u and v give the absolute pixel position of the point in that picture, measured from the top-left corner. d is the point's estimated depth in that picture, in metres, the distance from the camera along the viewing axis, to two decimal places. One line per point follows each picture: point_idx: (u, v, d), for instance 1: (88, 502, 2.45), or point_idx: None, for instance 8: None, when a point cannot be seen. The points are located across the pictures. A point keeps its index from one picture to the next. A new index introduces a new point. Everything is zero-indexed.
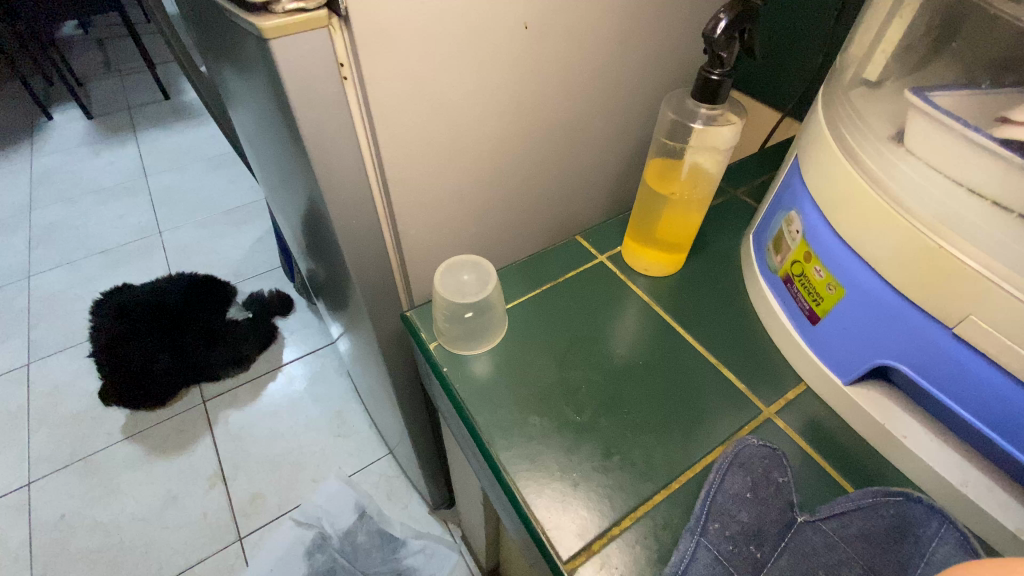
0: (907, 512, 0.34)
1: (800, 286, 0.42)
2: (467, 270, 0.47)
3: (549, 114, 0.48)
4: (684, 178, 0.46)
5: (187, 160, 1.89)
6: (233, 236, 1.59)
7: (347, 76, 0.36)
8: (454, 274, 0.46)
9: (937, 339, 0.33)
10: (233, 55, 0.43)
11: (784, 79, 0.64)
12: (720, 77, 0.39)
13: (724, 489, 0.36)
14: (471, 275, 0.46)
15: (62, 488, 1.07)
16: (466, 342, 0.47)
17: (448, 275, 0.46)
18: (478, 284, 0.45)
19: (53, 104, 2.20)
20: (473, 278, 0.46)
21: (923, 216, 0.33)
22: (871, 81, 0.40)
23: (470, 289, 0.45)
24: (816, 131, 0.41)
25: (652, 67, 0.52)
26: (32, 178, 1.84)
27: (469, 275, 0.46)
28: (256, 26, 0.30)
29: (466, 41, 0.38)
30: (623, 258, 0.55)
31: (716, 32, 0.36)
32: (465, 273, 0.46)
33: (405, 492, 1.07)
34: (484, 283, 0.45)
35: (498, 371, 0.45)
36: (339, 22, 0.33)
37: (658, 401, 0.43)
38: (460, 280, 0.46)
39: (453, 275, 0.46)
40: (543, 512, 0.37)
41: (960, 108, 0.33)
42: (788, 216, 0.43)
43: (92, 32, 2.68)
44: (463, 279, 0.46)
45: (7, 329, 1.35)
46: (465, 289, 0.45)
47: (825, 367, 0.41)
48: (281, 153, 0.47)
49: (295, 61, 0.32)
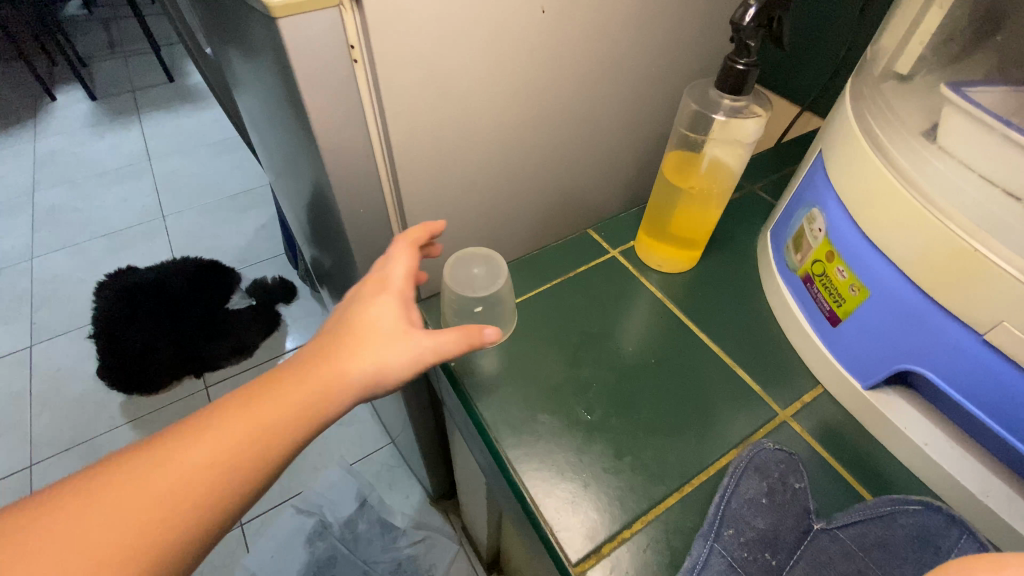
0: (926, 521, 0.33)
1: (820, 286, 0.41)
2: (471, 263, 0.45)
3: (563, 103, 0.47)
4: (703, 172, 0.45)
5: (191, 143, 1.88)
6: (237, 221, 1.58)
7: (357, 58, 0.34)
8: (459, 268, 0.44)
9: (966, 345, 0.32)
10: (240, 35, 0.42)
11: (804, 71, 0.62)
12: (746, 67, 0.37)
13: (739, 494, 0.35)
14: (475, 270, 0.45)
15: (65, 470, 1.07)
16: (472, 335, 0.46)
17: (453, 266, 0.44)
18: (483, 278, 0.44)
19: (57, 85, 2.18)
20: (478, 272, 0.44)
21: (957, 217, 0.31)
22: (902, 74, 0.39)
23: (475, 284, 0.43)
24: (842, 124, 0.40)
25: (671, 57, 0.51)
26: (36, 159, 1.83)
27: (474, 268, 0.45)
28: (263, 5, 0.29)
29: (481, 25, 0.37)
30: (636, 253, 0.53)
31: (744, 20, 0.35)
32: (470, 266, 0.45)
33: (407, 483, 1.08)
34: (489, 278, 0.44)
35: (506, 366, 0.44)
36: (351, 2, 0.32)
37: (671, 399, 0.42)
38: (464, 273, 0.44)
39: (458, 268, 0.44)
40: (551, 512, 0.36)
41: (999, 105, 0.32)
42: (809, 213, 0.42)
43: (96, 12, 2.65)
44: (468, 272, 0.44)
45: (11, 312, 1.35)
46: (470, 283, 0.44)
47: (844, 370, 0.40)
48: (289, 139, 0.45)
49: (302, 42, 0.31)
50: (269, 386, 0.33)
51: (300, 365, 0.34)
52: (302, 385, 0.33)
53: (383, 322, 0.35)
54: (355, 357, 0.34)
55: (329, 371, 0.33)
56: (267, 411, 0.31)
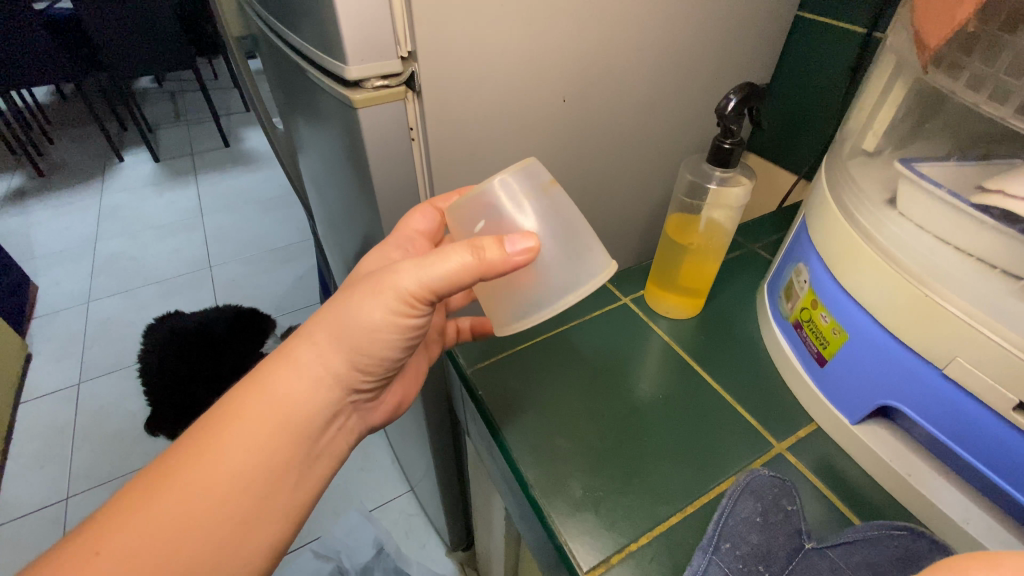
0: (910, 545, 0.36)
1: (808, 330, 0.46)
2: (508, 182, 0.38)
3: (580, 174, 0.55)
4: (702, 231, 0.52)
5: (241, 201, 2.06)
6: (278, 272, 1.71)
7: (415, 137, 0.44)
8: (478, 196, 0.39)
9: (931, 380, 0.37)
10: (316, 118, 0.52)
11: (797, 144, 0.69)
12: (731, 145, 0.45)
13: (736, 512, 0.39)
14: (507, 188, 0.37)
15: (97, 504, 1.11)
16: (491, 360, 0.54)
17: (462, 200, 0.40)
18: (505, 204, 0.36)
19: (125, 149, 2.43)
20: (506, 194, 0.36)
21: (912, 269, 0.37)
22: (869, 151, 0.46)
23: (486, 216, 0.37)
24: (820, 193, 0.47)
25: (674, 135, 0.59)
26: (101, 212, 2.02)
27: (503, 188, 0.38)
28: (348, 97, 0.39)
29: (514, 112, 0.46)
30: (646, 301, 0.60)
31: (727, 109, 0.43)
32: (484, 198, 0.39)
33: (424, 531, 1.09)
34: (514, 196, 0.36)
35: (529, 398, 0.50)
36: (413, 95, 0.41)
37: (620, 432, 0.47)
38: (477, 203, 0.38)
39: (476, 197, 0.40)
40: (566, 525, 0.40)
41: (943, 176, 0.38)
42: (797, 267, 0.48)
43: (166, 87, 3.01)
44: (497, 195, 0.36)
45: (65, 350, 1.46)
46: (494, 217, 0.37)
47: (834, 408, 0.45)
48: (347, 198, 0.54)
49: (375, 124, 0.40)
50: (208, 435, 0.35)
51: (239, 396, 0.37)
52: (242, 419, 0.36)
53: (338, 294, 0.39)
54: (299, 362, 0.38)
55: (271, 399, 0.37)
56: (215, 454, 0.35)
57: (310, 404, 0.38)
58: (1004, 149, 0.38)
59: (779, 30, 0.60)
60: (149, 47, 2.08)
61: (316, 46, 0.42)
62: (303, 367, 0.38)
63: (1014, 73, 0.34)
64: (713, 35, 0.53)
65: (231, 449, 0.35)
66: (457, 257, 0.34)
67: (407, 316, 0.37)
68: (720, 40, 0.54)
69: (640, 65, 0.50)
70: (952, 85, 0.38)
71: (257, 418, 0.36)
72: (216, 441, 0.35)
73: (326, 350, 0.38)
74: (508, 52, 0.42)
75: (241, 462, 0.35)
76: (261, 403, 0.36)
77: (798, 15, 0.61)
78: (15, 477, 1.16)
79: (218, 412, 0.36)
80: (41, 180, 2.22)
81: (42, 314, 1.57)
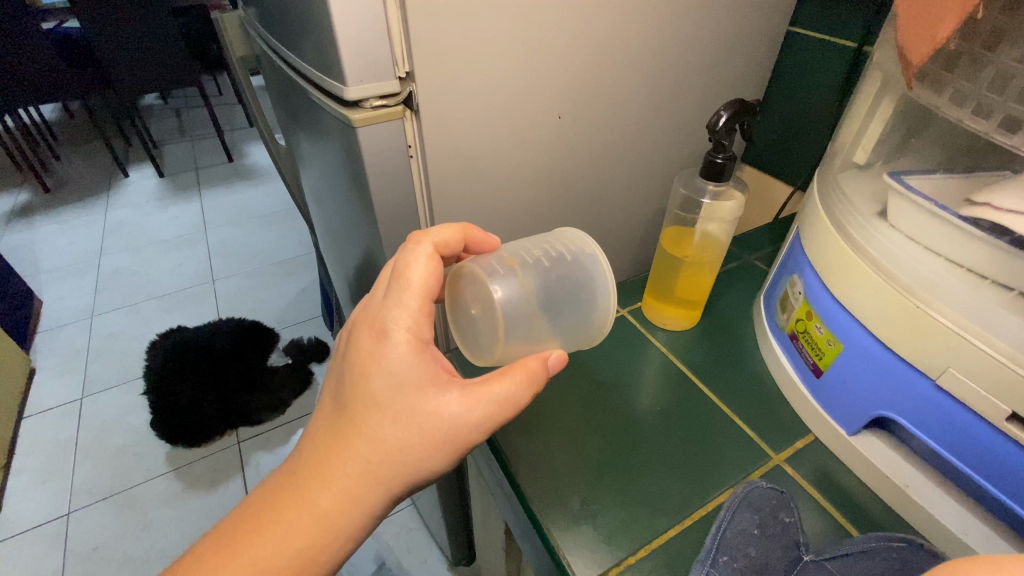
0: (909, 556, 0.36)
1: (804, 341, 0.47)
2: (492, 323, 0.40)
3: (578, 187, 0.56)
4: (696, 243, 0.53)
5: (244, 216, 2.08)
6: (280, 286, 1.71)
7: (413, 155, 0.45)
8: (503, 279, 0.41)
9: (925, 390, 0.37)
10: (317, 136, 0.53)
11: (791, 157, 0.70)
12: (723, 160, 0.47)
13: (734, 525, 0.39)
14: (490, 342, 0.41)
15: (98, 521, 1.10)
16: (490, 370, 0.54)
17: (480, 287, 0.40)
18: (525, 343, 0.42)
19: (130, 164, 2.46)
20: (511, 326, 0.40)
21: (904, 281, 0.37)
22: (860, 164, 0.47)
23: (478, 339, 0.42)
24: (812, 205, 0.48)
25: (670, 148, 0.60)
26: (106, 227, 2.04)
27: (572, 284, 0.44)
28: (348, 117, 0.40)
29: (510, 129, 0.47)
30: (644, 312, 0.60)
31: (717, 125, 0.44)
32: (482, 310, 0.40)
33: (426, 546, 1.07)
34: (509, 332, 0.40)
35: (537, 420, 0.49)
36: (412, 113, 0.42)
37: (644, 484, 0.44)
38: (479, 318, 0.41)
39: (531, 252, 0.44)
40: (564, 541, 0.40)
41: (930, 188, 0.39)
42: (792, 278, 0.49)
43: (170, 103, 3.06)
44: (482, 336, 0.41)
45: (68, 365, 1.46)
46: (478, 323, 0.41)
47: (830, 418, 0.45)
48: (348, 214, 0.55)
49: (373, 142, 0.41)
50: (257, 527, 0.34)
51: (284, 489, 0.35)
52: (281, 522, 0.34)
53: (375, 412, 0.34)
54: (337, 469, 0.34)
55: (313, 508, 0.34)
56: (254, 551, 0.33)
57: (348, 508, 0.34)
58: (991, 161, 0.41)
59: (772, 45, 0.61)
60: (154, 65, 2.11)
61: (316, 66, 0.43)
62: (344, 487, 0.34)
63: (997, 89, 0.35)
64: (704, 53, 0.54)
65: (269, 549, 0.33)
66: (518, 391, 0.36)
67: (454, 460, 0.36)
68: (714, 55, 0.55)
69: (636, 81, 0.51)
70: (937, 101, 0.39)
71: (297, 535, 0.34)
72: (255, 536, 0.34)
73: (366, 471, 0.34)
74: (501, 72, 0.43)
75: (274, 570, 0.33)
76: (300, 509, 0.34)
77: (790, 29, 0.62)
78: (17, 493, 1.16)
79: (267, 495, 0.36)
80: (47, 195, 2.25)
81: (46, 329, 1.58)
